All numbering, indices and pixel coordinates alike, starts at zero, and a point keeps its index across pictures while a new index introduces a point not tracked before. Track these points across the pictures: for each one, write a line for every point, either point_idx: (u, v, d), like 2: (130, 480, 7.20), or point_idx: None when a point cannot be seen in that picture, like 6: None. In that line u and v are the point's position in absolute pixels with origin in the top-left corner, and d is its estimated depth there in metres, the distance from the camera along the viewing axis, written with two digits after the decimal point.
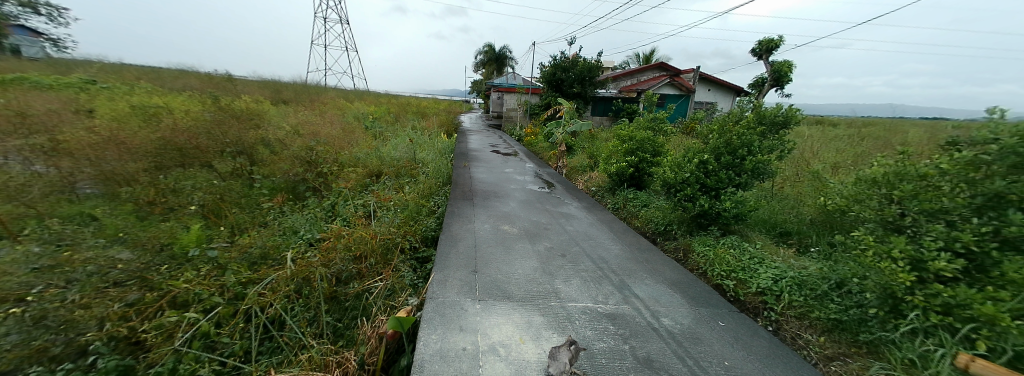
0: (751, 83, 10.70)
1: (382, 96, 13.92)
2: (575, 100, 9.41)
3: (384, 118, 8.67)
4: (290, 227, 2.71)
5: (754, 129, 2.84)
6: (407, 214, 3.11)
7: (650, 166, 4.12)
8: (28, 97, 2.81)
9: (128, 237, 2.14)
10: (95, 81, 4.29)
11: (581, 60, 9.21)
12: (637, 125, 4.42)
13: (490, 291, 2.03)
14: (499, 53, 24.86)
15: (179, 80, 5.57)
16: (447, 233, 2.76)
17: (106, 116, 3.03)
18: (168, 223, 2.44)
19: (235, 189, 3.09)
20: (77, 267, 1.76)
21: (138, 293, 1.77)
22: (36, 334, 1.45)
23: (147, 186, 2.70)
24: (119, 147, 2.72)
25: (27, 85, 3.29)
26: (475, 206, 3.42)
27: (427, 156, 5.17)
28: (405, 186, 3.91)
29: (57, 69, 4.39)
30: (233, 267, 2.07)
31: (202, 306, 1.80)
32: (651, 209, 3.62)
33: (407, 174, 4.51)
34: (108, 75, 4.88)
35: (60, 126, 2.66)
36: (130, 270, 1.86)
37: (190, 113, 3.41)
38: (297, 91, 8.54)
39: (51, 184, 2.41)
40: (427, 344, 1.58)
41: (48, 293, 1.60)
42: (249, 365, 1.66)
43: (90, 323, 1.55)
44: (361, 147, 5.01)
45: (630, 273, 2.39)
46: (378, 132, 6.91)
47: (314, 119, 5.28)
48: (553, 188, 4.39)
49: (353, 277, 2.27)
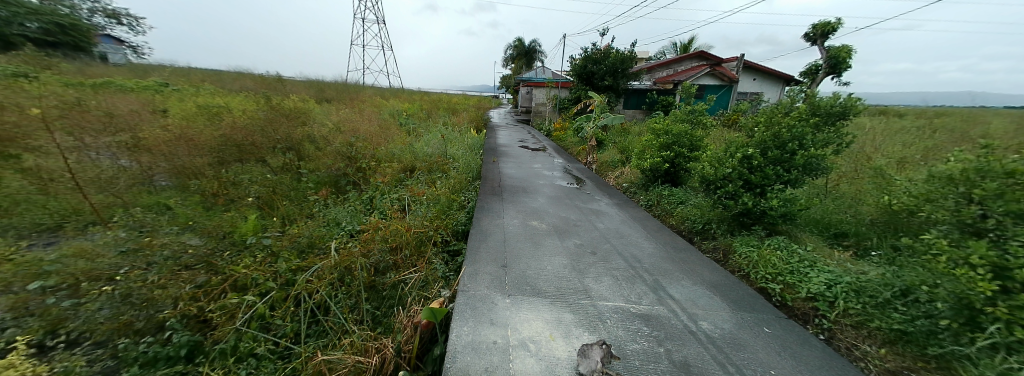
0: (803, 71, 9.86)
1: (415, 94, 14.33)
2: (607, 93, 9.18)
3: (417, 115, 8.92)
4: (332, 219, 2.88)
5: (807, 121, 2.63)
6: (439, 208, 3.20)
7: (687, 161, 3.93)
8: (114, 98, 3.18)
9: (196, 225, 2.36)
10: (166, 84, 4.75)
11: (613, 51, 8.93)
12: (673, 118, 4.22)
13: (520, 286, 2.05)
14: (529, 47, 24.74)
15: (236, 82, 6.06)
16: (477, 228, 2.80)
17: (177, 115, 3.38)
18: (230, 213, 2.68)
19: (286, 183, 3.32)
20: (155, 251, 1.98)
21: (205, 276, 1.95)
22: (124, 309, 1.68)
23: (211, 180, 2.97)
24: (188, 144, 3.03)
25: (113, 88, 3.71)
26: (504, 202, 3.45)
27: (458, 152, 5.26)
28: (437, 181, 4.01)
29: (137, 73, 4.93)
30: (285, 255, 2.24)
31: (259, 290, 1.97)
32: (689, 206, 3.46)
33: (439, 169, 4.60)
34: (177, 79, 5.41)
35: (140, 125, 2.96)
36: (199, 255, 2.06)
37: (246, 112, 3.71)
38: (338, 89, 9.00)
39: (134, 177, 2.74)
40: (459, 336, 1.62)
41: (133, 274, 1.83)
42: (299, 346, 1.81)
43: (166, 302, 1.76)
44: (396, 143, 5.19)
45: (664, 273, 2.31)
46: (411, 128, 7.12)
47: (353, 116, 5.54)
48: (583, 184, 4.32)
49: (390, 267, 2.36)
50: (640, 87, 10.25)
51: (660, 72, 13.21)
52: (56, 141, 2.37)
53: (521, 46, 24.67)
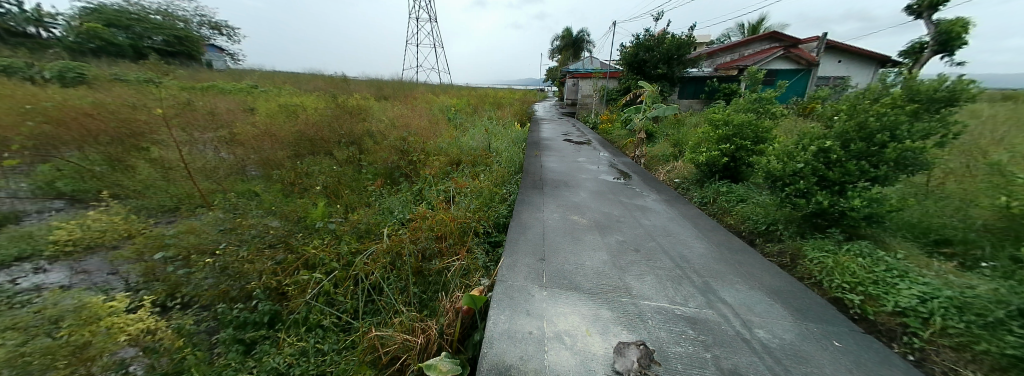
0: (904, 50, 8.40)
1: (465, 90, 14.79)
2: (659, 82, 8.68)
3: (464, 110, 9.20)
4: (387, 208, 3.13)
5: (902, 108, 2.27)
6: (481, 200, 3.29)
7: (750, 155, 3.59)
8: (216, 99, 3.74)
9: (277, 210, 2.69)
10: (256, 86, 5.47)
11: (668, 37, 8.37)
12: (735, 107, 3.85)
13: (557, 280, 2.05)
14: (578, 37, 24.04)
15: (309, 83, 6.77)
16: (517, 220, 2.85)
17: (263, 114, 3.89)
18: (303, 200, 3.04)
19: (348, 174, 3.63)
20: (246, 229, 2.31)
21: (284, 254, 2.24)
22: (222, 279, 2.00)
23: (290, 170, 3.36)
24: (271, 139, 3.48)
25: (216, 91, 4.38)
26: (545, 195, 3.45)
27: (501, 146, 5.33)
28: (480, 175, 4.12)
29: (232, 78, 5.73)
30: (346, 239, 2.49)
31: (324, 269, 2.22)
32: (750, 205, 3.18)
33: (482, 162, 4.71)
34: (263, 81, 6.19)
35: (235, 122, 3.50)
36: (278, 236, 2.36)
37: (318, 111, 4.16)
38: (395, 88, 9.63)
39: (230, 167, 3.18)
40: (495, 323, 1.69)
41: (230, 249, 2.16)
42: (357, 321, 2.02)
43: (253, 275, 2.05)
44: (444, 137, 5.40)
45: (716, 275, 2.16)
46: (458, 123, 7.38)
47: (405, 112, 5.87)
48: (629, 179, 4.15)
49: (435, 254, 2.48)
50: (698, 75, 9.50)
51: (723, 58, 12.10)
52: (171, 137, 2.89)
53: (568, 36, 24.03)
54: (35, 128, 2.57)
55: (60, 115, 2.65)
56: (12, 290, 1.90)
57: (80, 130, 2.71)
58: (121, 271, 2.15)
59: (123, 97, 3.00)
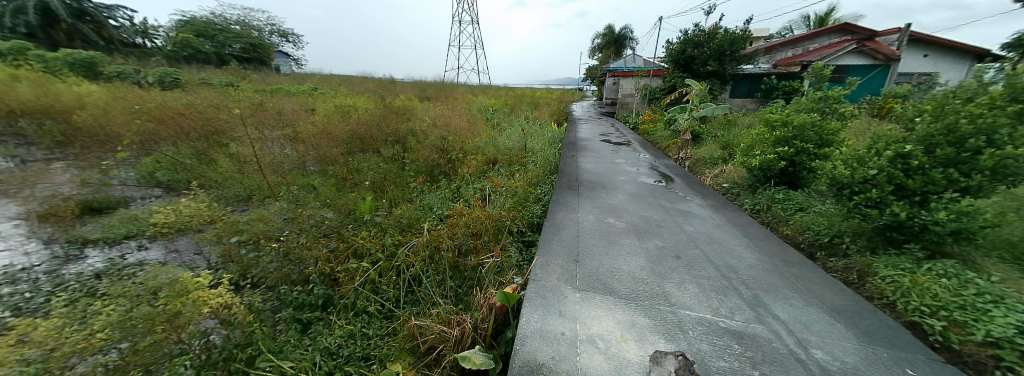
0: (1010, 42, 7.25)
1: (503, 90, 14.95)
2: (708, 80, 8.22)
3: (502, 110, 9.31)
4: (428, 204, 3.27)
5: (1004, 109, 1.97)
6: (516, 200, 3.33)
7: (812, 160, 3.30)
8: (280, 100, 4.10)
9: (331, 203, 2.93)
10: (314, 88, 5.94)
11: (721, 32, 7.91)
12: (795, 107, 3.56)
13: (591, 282, 2.03)
14: (621, 35, 23.36)
15: (360, 84, 7.22)
16: (551, 220, 2.85)
17: (320, 114, 4.24)
18: (353, 194, 3.27)
19: (393, 171, 3.83)
20: (306, 219, 2.53)
21: (336, 243, 2.43)
22: (285, 263, 2.22)
23: (343, 166, 3.63)
24: (328, 137, 3.75)
25: (282, 93, 4.83)
26: (580, 196, 3.41)
27: (537, 145, 5.34)
28: (515, 174, 4.16)
29: (294, 80, 6.27)
30: (390, 231, 2.64)
31: (371, 259, 2.37)
32: (809, 214, 2.92)
33: (518, 162, 4.75)
34: (320, 83, 6.71)
35: (298, 121, 3.88)
36: (332, 226, 2.56)
37: (367, 112, 4.46)
38: (436, 89, 9.98)
39: (294, 162, 3.52)
40: (528, 321, 1.71)
41: (290, 236, 2.38)
42: (398, 310, 2.14)
43: (310, 261, 2.25)
44: (481, 137, 5.52)
45: (767, 289, 2.02)
46: (496, 122, 7.49)
47: (446, 112, 6.07)
48: (672, 182, 3.99)
49: (471, 250, 2.56)
50: (753, 73, 8.86)
51: (783, 53, 11.16)
52: (247, 135, 3.25)
53: (610, 35, 23.44)
54: (141, 126, 3.09)
55: (163, 115, 3.18)
56: (122, 264, 2.23)
57: (175, 127, 3.22)
58: (205, 252, 2.44)
59: (210, 99, 3.53)
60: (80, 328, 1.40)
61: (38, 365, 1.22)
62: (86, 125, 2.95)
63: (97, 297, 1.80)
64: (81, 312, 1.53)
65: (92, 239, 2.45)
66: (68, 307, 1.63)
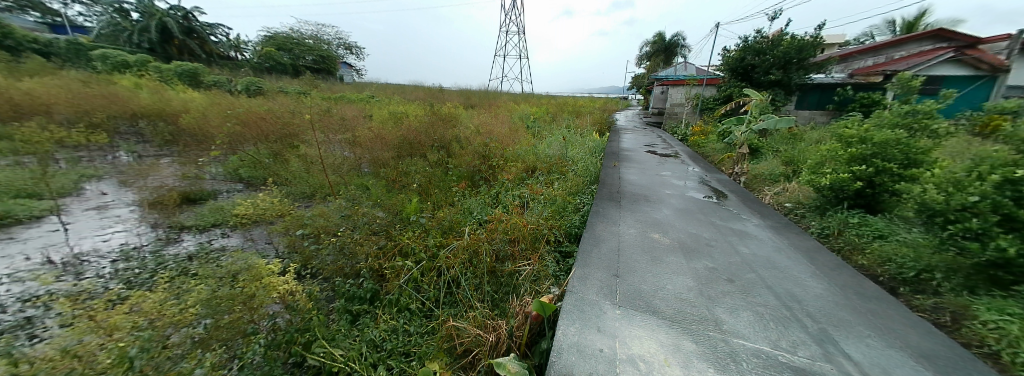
0: None
1: (545, 98, 15.01)
2: (770, 90, 7.65)
3: (543, 118, 9.34)
4: (467, 209, 3.36)
5: None
6: (554, 208, 3.30)
7: (896, 181, 2.94)
8: (346, 109, 4.57)
9: (383, 202, 3.13)
10: (370, 96, 6.39)
11: (788, 38, 7.37)
12: (875, 122, 3.21)
13: (632, 299, 1.96)
14: (672, 43, 22.51)
15: (411, 93, 7.64)
16: (591, 232, 2.79)
17: (377, 120, 4.56)
18: (401, 195, 3.45)
19: (438, 175, 3.99)
20: (359, 217, 2.71)
21: (384, 241, 2.58)
22: (341, 257, 2.41)
23: (393, 169, 3.85)
24: (383, 142, 4.02)
25: (344, 100, 5.27)
26: (623, 209, 3.31)
27: (578, 155, 5.27)
28: (555, 182, 4.13)
29: (353, 88, 6.80)
30: (432, 233, 2.74)
31: (414, 259, 2.48)
32: (890, 243, 2.60)
33: (557, 170, 4.72)
34: (375, 91, 7.21)
35: (357, 127, 4.22)
36: (382, 225, 2.72)
37: (418, 119, 4.73)
38: (480, 97, 10.28)
39: (351, 164, 3.79)
40: (566, 334, 1.69)
41: (344, 232, 2.57)
42: (437, 310, 2.22)
43: (361, 257, 2.41)
44: (522, 145, 5.56)
45: (836, 324, 1.83)
46: (536, 130, 7.53)
47: (489, 120, 6.22)
48: (724, 198, 3.75)
49: (508, 257, 2.56)
50: (825, 83, 8.10)
51: (860, 62, 10.10)
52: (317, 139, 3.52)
53: (660, 43, 22.66)
54: (230, 129, 3.68)
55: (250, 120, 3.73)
56: (210, 248, 2.56)
57: (257, 130, 3.74)
58: (275, 243, 2.73)
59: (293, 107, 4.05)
60: (178, 303, 1.62)
61: (146, 331, 1.41)
62: (193, 128, 3.79)
63: (191, 276, 2.08)
64: (177, 289, 1.76)
65: (187, 225, 2.82)
66: (169, 282, 1.91)
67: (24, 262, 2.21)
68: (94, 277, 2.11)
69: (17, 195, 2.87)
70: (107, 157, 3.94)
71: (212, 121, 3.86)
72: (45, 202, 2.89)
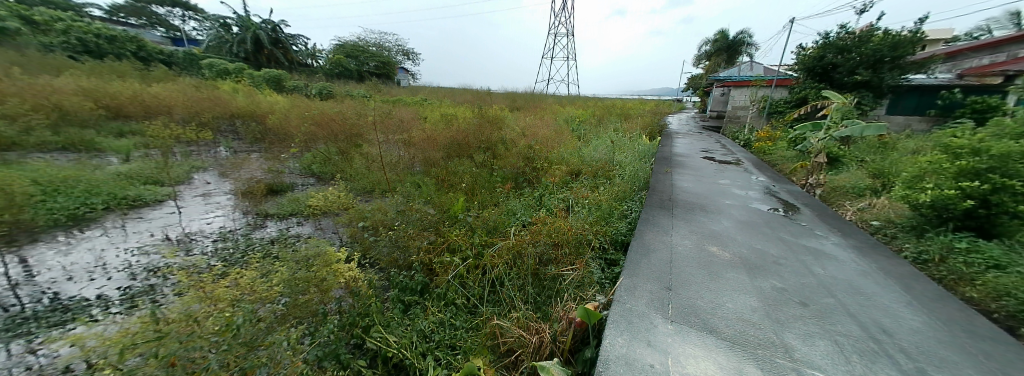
0: None
1: (590, 101, 14.72)
2: (855, 92, 6.85)
3: (588, 121, 9.16)
4: (510, 210, 3.39)
5: None
6: (599, 214, 3.20)
7: (1020, 203, 2.49)
8: (399, 111, 4.95)
9: (433, 200, 3.34)
10: (423, 98, 6.73)
11: (880, 34, 6.55)
12: (994, 132, 2.75)
13: (686, 315, 1.87)
14: (735, 41, 20.91)
15: (460, 95, 7.92)
16: (640, 241, 2.69)
17: (431, 121, 4.90)
18: (449, 194, 3.60)
19: (483, 175, 4.10)
20: (410, 213, 2.85)
21: (433, 237, 2.70)
22: (396, 251, 2.56)
23: (442, 169, 4.02)
24: (435, 143, 4.23)
25: (400, 103, 5.63)
26: (675, 218, 3.15)
27: (625, 159, 5.10)
28: (600, 187, 4.02)
29: (408, 92, 7.20)
30: (477, 232, 2.82)
31: (461, 256, 2.57)
32: (1009, 275, 2.22)
33: (603, 174, 4.58)
34: (428, 94, 7.58)
35: (410, 128, 4.53)
36: (430, 222, 2.84)
37: (466, 120, 4.93)
38: (526, 99, 10.35)
39: (386, 165, 3.88)
40: (613, 345, 1.65)
41: (397, 227, 2.73)
42: (482, 308, 2.27)
43: (413, 251, 2.55)
44: (566, 147, 5.49)
45: (937, 364, 1.59)
46: (582, 133, 7.41)
47: (534, 123, 6.23)
48: (793, 212, 3.42)
49: (551, 260, 2.54)
50: (925, 84, 7.07)
51: (971, 62, 8.67)
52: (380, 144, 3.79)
53: (722, 41, 21.15)
54: (306, 131, 4.31)
55: (322, 120, 4.25)
56: (288, 234, 2.88)
57: (326, 130, 4.22)
58: (340, 233, 3.01)
59: (355, 109, 4.62)
60: (264, 281, 1.82)
61: (244, 303, 1.62)
62: (276, 127, 4.55)
63: (275, 257, 2.41)
64: (265, 269, 1.99)
65: (271, 213, 3.19)
66: (257, 262, 2.18)
67: (150, 238, 2.65)
68: (200, 254, 2.47)
69: (146, 181, 3.46)
70: (208, 149, 4.68)
71: (290, 122, 4.51)
72: (166, 189, 3.46)
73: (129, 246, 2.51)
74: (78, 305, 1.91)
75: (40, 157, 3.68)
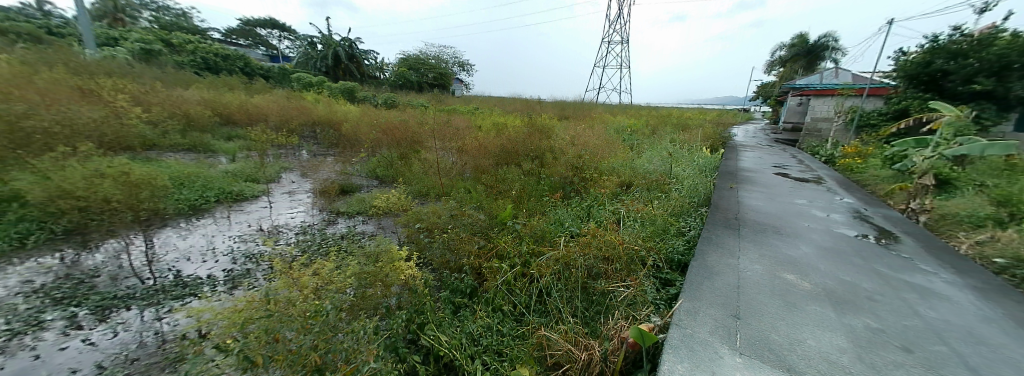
0: None
1: (644, 110, 14.15)
2: (974, 103, 5.83)
3: (642, 130, 8.80)
4: (557, 220, 3.36)
5: None
6: (653, 229, 3.04)
7: None
8: (455, 120, 5.32)
9: (484, 205, 3.49)
10: (476, 107, 6.96)
11: (1010, 35, 5.54)
12: None
13: (757, 348, 1.70)
14: (817, 43, 18.71)
15: (511, 105, 8.07)
16: (701, 261, 2.52)
17: (485, 130, 5.13)
18: (499, 201, 3.70)
19: (531, 184, 4.14)
20: (461, 218, 2.97)
21: (482, 242, 2.77)
22: (451, 253, 2.68)
23: (491, 177, 4.13)
24: (485, 151, 4.47)
25: (455, 113, 5.90)
26: (742, 240, 2.90)
27: (683, 172, 4.78)
28: (654, 201, 3.81)
29: (463, 101, 7.52)
30: (526, 240, 2.84)
31: (510, 263, 2.61)
32: None
33: (658, 188, 4.31)
34: (481, 104, 7.84)
35: (462, 134, 4.84)
36: (478, 227, 2.93)
37: (517, 129, 5.01)
38: (576, 108, 10.26)
39: (441, 170, 4.25)
40: (672, 371, 1.55)
41: (450, 229, 2.86)
42: (528, 317, 2.27)
43: (464, 255, 2.64)
44: (619, 158, 5.31)
45: None
46: (635, 144, 7.15)
47: (586, 132, 6.12)
48: (888, 240, 2.99)
49: (600, 275, 2.46)
50: None
51: None
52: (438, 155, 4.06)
53: (800, 45, 19.12)
54: (375, 138, 4.86)
55: (391, 127, 4.80)
56: (354, 231, 3.14)
57: (392, 137, 4.69)
58: (397, 232, 3.23)
59: (420, 118, 5.16)
60: (346, 272, 1.96)
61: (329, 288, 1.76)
62: (349, 134, 5.13)
63: (344, 250, 2.68)
64: (347, 261, 2.18)
65: (342, 211, 3.51)
66: (336, 255, 2.50)
67: (247, 228, 3.06)
68: (286, 244, 2.80)
69: (246, 178, 4.01)
70: (292, 151, 5.30)
71: (361, 132, 5.11)
72: (262, 185, 3.98)
73: (234, 234, 2.93)
74: (195, 281, 2.26)
75: (172, 156, 4.46)
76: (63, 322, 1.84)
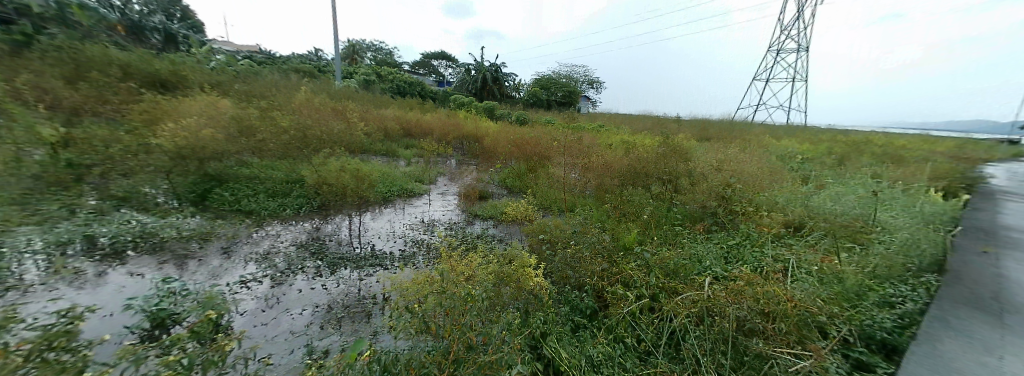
0: None
1: (821, 132, 11.24)
2: None
3: (818, 158, 7.00)
4: (696, 256, 2.94)
5: None
6: (838, 290, 2.38)
7: None
8: (585, 138, 5.39)
9: (608, 227, 3.46)
10: (605, 125, 6.85)
11: None
12: None
13: None
14: None
15: (643, 122, 7.62)
16: (933, 356, 1.84)
17: (617, 149, 5.01)
18: (625, 224, 3.56)
19: (661, 211, 3.85)
20: (588, 237, 2.97)
21: (605, 266, 2.70)
22: (575, 269, 2.70)
23: (618, 199, 4.01)
24: (612, 171, 4.43)
25: (584, 130, 5.93)
26: (1006, 333, 1.98)
27: (892, 218, 3.46)
28: (839, 253, 2.94)
29: (592, 120, 7.54)
30: (656, 272, 2.63)
31: (637, 294, 2.46)
32: None
33: (847, 235, 3.29)
34: (609, 121, 7.69)
35: (587, 150, 4.92)
36: (606, 250, 2.88)
37: (650, 148, 4.68)
38: (722, 128, 8.94)
39: (567, 185, 4.49)
40: None
41: (575, 245, 2.91)
42: (655, 358, 2.03)
43: (589, 274, 2.64)
44: (783, 191, 4.32)
45: None
46: (805, 175, 5.75)
47: (739, 157, 5.21)
48: None
49: (757, 332, 2.01)
50: None
51: None
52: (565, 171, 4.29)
53: None
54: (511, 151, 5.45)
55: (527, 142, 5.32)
56: (488, 233, 3.53)
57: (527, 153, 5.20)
58: (523, 239, 3.49)
59: (551, 135, 5.54)
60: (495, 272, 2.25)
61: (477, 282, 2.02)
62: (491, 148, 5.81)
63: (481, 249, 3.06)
64: (491, 263, 2.47)
65: (479, 214, 3.98)
66: (479, 250, 2.93)
67: (414, 219, 3.80)
68: (440, 235, 3.37)
69: (415, 179, 5.00)
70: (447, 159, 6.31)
71: (499, 146, 5.75)
72: (425, 186, 4.87)
73: (405, 223, 3.68)
74: (382, 256, 2.93)
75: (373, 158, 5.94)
76: (313, 269, 2.68)
